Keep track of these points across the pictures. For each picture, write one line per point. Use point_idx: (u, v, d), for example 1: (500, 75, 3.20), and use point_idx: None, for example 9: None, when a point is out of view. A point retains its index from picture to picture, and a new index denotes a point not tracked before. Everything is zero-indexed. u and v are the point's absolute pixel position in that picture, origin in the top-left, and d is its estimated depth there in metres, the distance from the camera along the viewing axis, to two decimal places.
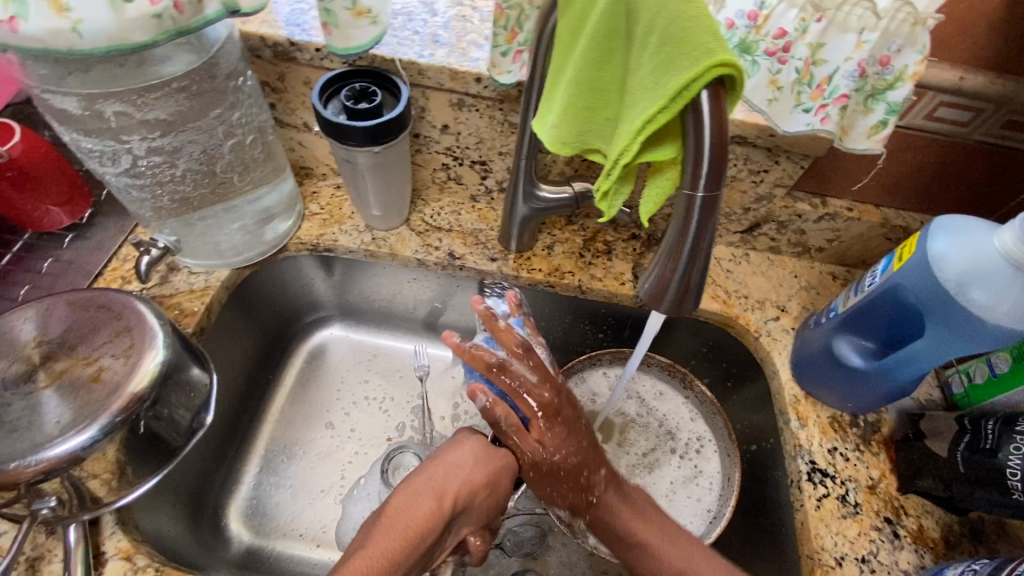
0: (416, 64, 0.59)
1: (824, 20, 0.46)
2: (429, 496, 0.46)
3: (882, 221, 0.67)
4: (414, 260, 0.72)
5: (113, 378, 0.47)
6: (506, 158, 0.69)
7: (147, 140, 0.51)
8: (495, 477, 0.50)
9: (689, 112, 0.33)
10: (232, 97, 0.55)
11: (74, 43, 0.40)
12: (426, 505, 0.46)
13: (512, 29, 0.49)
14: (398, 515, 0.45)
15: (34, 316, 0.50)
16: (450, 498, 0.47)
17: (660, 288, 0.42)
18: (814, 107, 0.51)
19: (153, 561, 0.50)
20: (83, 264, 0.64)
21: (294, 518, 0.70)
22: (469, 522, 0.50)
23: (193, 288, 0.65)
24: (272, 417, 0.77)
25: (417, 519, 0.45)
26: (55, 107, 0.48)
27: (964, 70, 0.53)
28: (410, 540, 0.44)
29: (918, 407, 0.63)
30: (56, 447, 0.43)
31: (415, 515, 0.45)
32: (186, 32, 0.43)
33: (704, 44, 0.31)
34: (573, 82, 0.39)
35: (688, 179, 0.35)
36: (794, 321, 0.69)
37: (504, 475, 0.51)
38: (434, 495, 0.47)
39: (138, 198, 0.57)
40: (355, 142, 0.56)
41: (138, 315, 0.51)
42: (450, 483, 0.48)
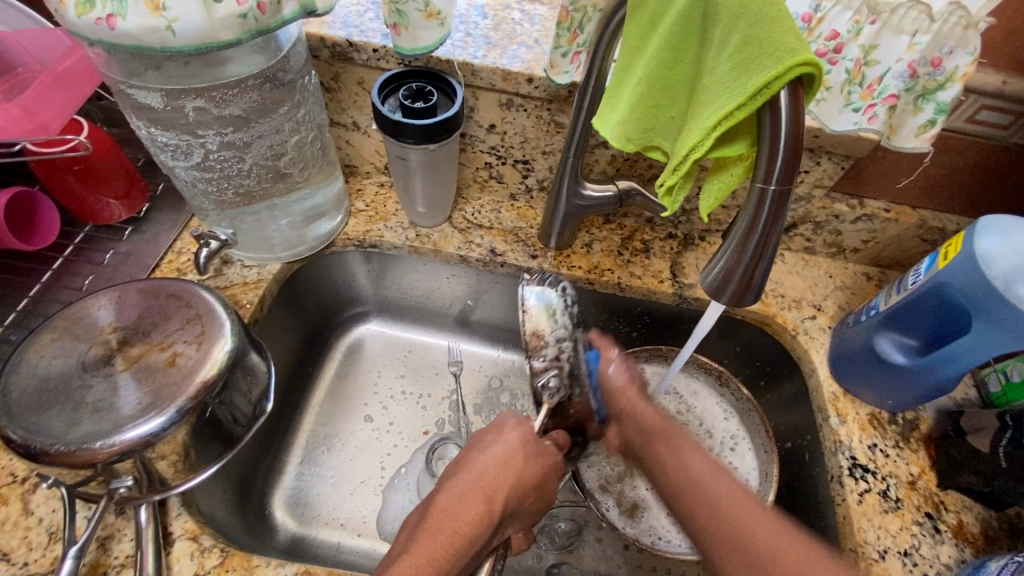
0: (470, 64, 0.61)
1: (878, 22, 0.47)
2: (479, 500, 0.46)
3: (918, 223, 0.68)
4: (456, 256, 0.74)
5: (187, 363, 0.49)
6: (550, 157, 0.71)
7: (221, 135, 0.53)
8: (540, 473, 0.50)
9: (766, 109, 0.34)
10: (298, 95, 0.58)
11: (167, 41, 0.42)
12: (478, 504, 0.46)
13: (574, 31, 0.51)
14: (446, 517, 0.45)
15: (108, 303, 0.52)
16: (500, 503, 0.46)
17: (721, 281, 0.43)
18: (863, 106, 0.52)
19: (217, 542, 0.51)
20: (141, 256, 0.66)
21: (336, 508, 0.71)
22: (514, 524, 0.50)
23: (246, 280, 0.67)
24: (314, 409, 0.78)
25: (467, 517, 0.45)
26: (135, 102, 0.50)
27: (1007, 75, 0.55)
28: (457, 544, 0.43)
29: (955, 406, 0.64)
30: (134, 429, 0.45)
31: (464, 519, 0.45)
32: (267, 31, 0.45)
33: (787, 44, 0.32)
34: (644, 80, 0.41)
35: (761, 173, 0.36)
36: (831, 320, 0.70)
37: (547, 476, 0.51)
38: (483, 499, 0.46)
39: (202, 191, 0.59)
40: (411, 139, 0.58)
41: (207, 303, 0.53)
42: (499, 486, 0.47)
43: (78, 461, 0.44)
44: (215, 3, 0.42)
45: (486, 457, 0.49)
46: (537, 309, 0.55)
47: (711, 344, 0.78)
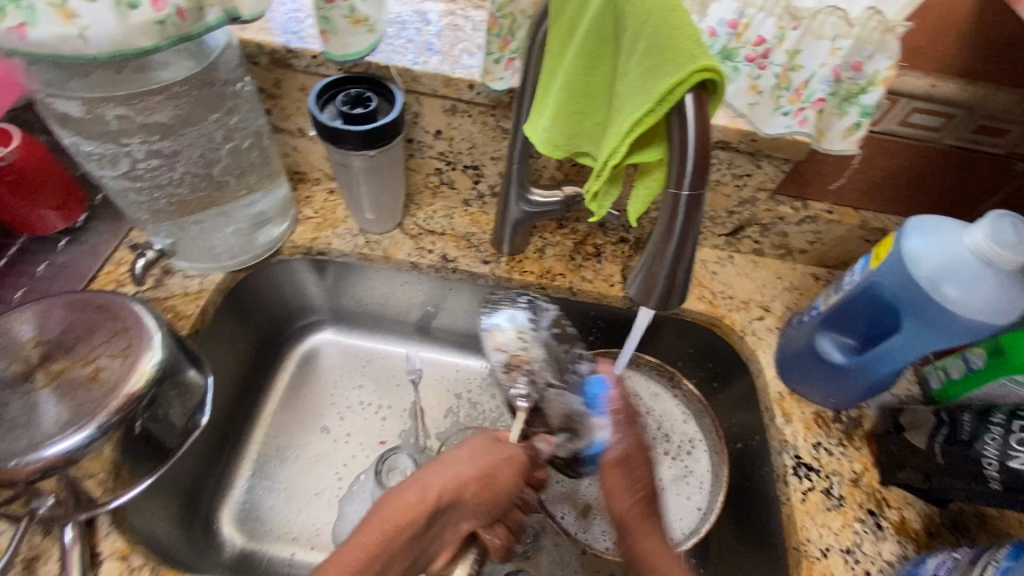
0: (410, 70, 0.61)
1: (801, 28, 0.48)
2: (414, 489, 0.45)
3: (860, 224, 0.70)
4: (407, 263, 0.73)
5: (111, 378, 0.47)
6: (498, 163, 0.71)
7: (147, 143, 0.52)
8: (491, 463, 0.48)
9: (674, 114, 0.35)
10: (231, 101, 0.57)
11: (80, 49, 0.41)
12: (413, 496, 0.45)
13: (505, 38, 0.51)
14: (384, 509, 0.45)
15: (31, 317, 0.50)
16: (435, 491, 0.45)
17: (649, 284, 0.43)
18: (792, 111, 0.53)
19: (148, 562, 0.50)
20: (77, 268, 0.64)
21: (288, 521, 0.70)
22: (468, 518, 0.47)
23: (188, 291, 0.65)
24: (266, 421, 0.77)
25: (402, 509, 0.44)
26: (56, 112, 0.49)
27: (935, 78, 0.56)
28: (387, 531, 0.43)
29: (898, 403, 0.65)
30: (53, 446, 0.44)
31: (397, 509, 0.44)
32: (189, 38, 0.45)
33: (688, 50, 0.33)
34: (565, 87, 0.41)
35: (674, 178, 0.37)
36: (779, 320, 0.71)
37: (504, 471, 0.48)
38: (419, 487, 0.45)
39: (135, 201, 0.58)
40: (351, 146, 0.58)
41: (136, 315, 0.51)
42: (437, 476, 0.46)
43: None
44: (129, 10, 0.41)
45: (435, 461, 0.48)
46: (509, 329, 0.56)
47: (665, 347, 0.79)
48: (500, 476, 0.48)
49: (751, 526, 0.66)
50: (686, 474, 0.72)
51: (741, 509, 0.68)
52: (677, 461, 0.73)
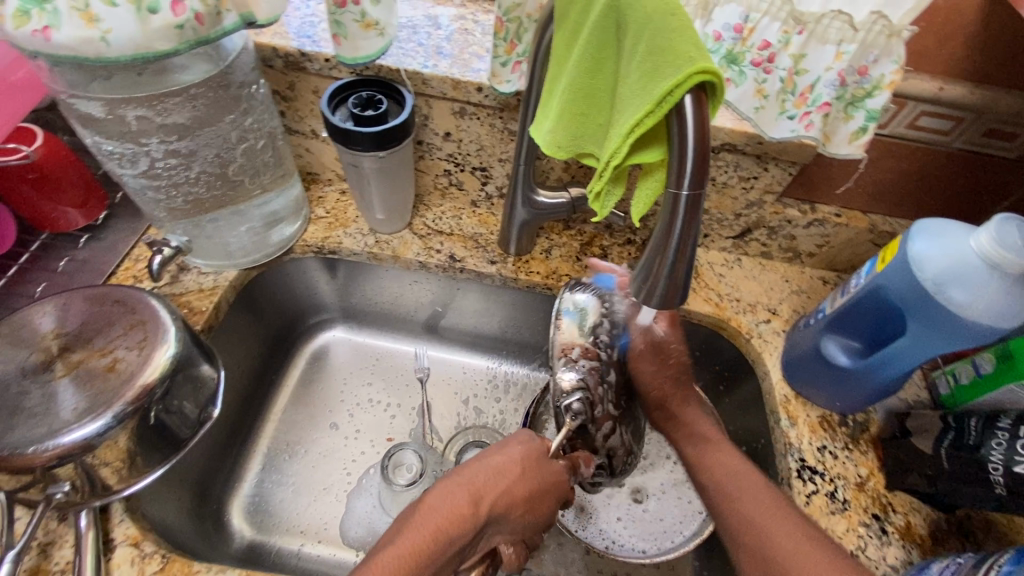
0: (420, 73, 0.62)
1: (805, 32, 0.49)
2: (466, 495, 0.48)
3: (869, 227, 0.69)
4: (415, 262, 0.75)
5: (127, 369, 0.49)
6: (506, 164, 0.72)
7: (165, 143, 0.54)
8: (539, 484, 0.51)
9: (673, 115, 0.35)
10: (246, 103, 0.58)
11: (102, 51, 0.43)
12: (463, 500, 0.47)
13: (512, 41, 0.52)
14: (434, 507, 0.47)
15: (52, 310, 0.52)
16: (486, 502, 0.48)
17: (649, 282, 0.44)
18: (798, 114, 0.53)
19: (160, 549, 0.51)
20: (96, 264, 0.66)
21: (295, 515, 0.71)
22: (503, 533, 0.50)
23: (202, 287, 0.67)
24: (276, 416, 0.78)
25: (455, 514, 0.46)
26: (79, 112, 0.51)
27: (943, 81, 0.56)
28: (439, 536, 0.45)
29: (905, 407, 0.65)
30: (71, 432, 0.45)
31: (449, 513, 0.46)
32: (206, 42, 0.47)
33: (687, 53, 0.34)
34: (568, 89, 0.42)
35: (673, 179, 0.37)
36: (785, 323, 0.71)
37: (547, 492, 0.51)
38: (470, 495, 0.48)
39: (153, 199, 0.60)
40: (362, 147, 0.59)
41: (151, 309, 0.53)
42: (488, 487, 0.49)
43: (14, 467, 0.44)
44: (150, 14, 0.42)
45: (482, 467, 0.51)
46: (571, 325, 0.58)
47: None
48: (541, 495, 0.51)
49: None
50: (686, 477, 0.71)
51: None
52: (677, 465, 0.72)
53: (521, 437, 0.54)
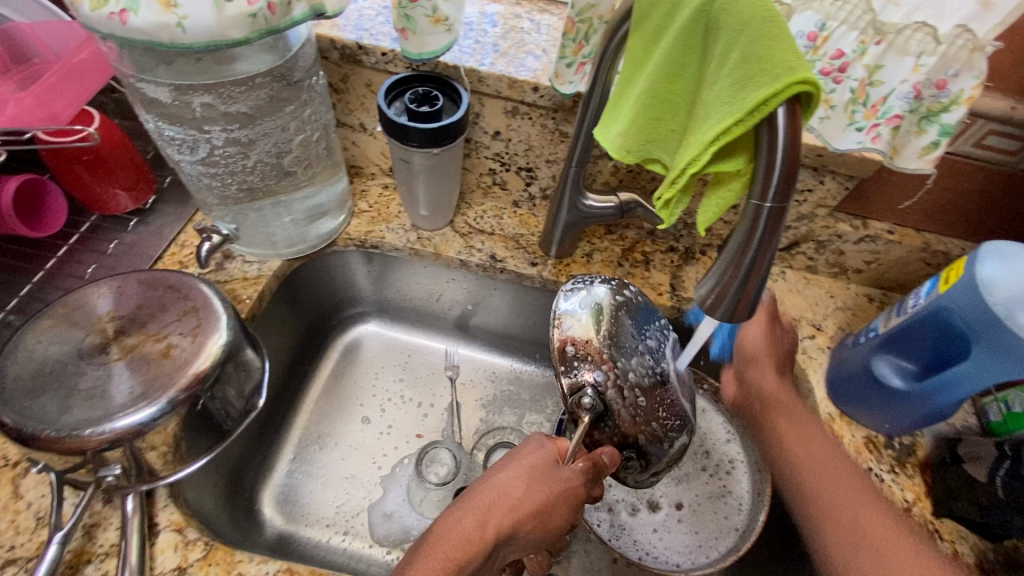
0: (477, 71, 0.62)
1: (883, 43, 0.48)
2: (474, 520, 0.44)
3: (922, 246, 0.68)
4: (456, 260, 0.74)
5: (181, 355, 0.49)
6: (553, 166, 0.71)
7: (226, 131, 0.54)
8: (551, 497, 0.46)
9: (764, 126, 0.35)
10: (305, 95, 0.59)
11: (176, 37, 0.43)
12: (473, 528, 0.44)
13: (580, 42, 0.51)
14: (442, 535, 0.44)
15: (108, 292, 0.53)
16: (494, 524, 0.44)
17: (717, 295, 0.43)
18: (866, 126, 0.52)
19: (202, 536, 0.51)
20: (144, 248, 0.67)
21: (326, 507, 0.71)
22: (516, 549, 0.47)
23: (247, 275, 0.67)
24: (308, 407, 0.78)
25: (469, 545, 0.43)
26: (144, 96, 0.51)
27: (1016, 101, 0.54)
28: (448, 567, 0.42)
29: (953, 433, 0.63)
30: (125, 418, 0.45)
31: (458, 543, 0.43)
32: (276, 31, 0.46)
33: (786, 62, 0.33)
34: (645, 93, 0.41)
35: (757, 189, 0.36)
36: (830, 340, 0.70)
37: (556, 507, 0.46)
38: (478, 519, 0.44)
39: (207, 185, 0.60)
40: (416, 143, 0.58)
41: (204, 296, 0.53)
42: (497, 507, 0.45)
43: (68, 448, 0.44)
44: (225, 2, 0.42)
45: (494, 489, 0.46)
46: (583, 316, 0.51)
47: (708, 360, 0.78)
48: (554, 512, 0.46)
49: (790, 548, 0.64)
50: (724, 493, 0.70)
51: (780, 530, 0.67)
52: (714, 480, 0.71)
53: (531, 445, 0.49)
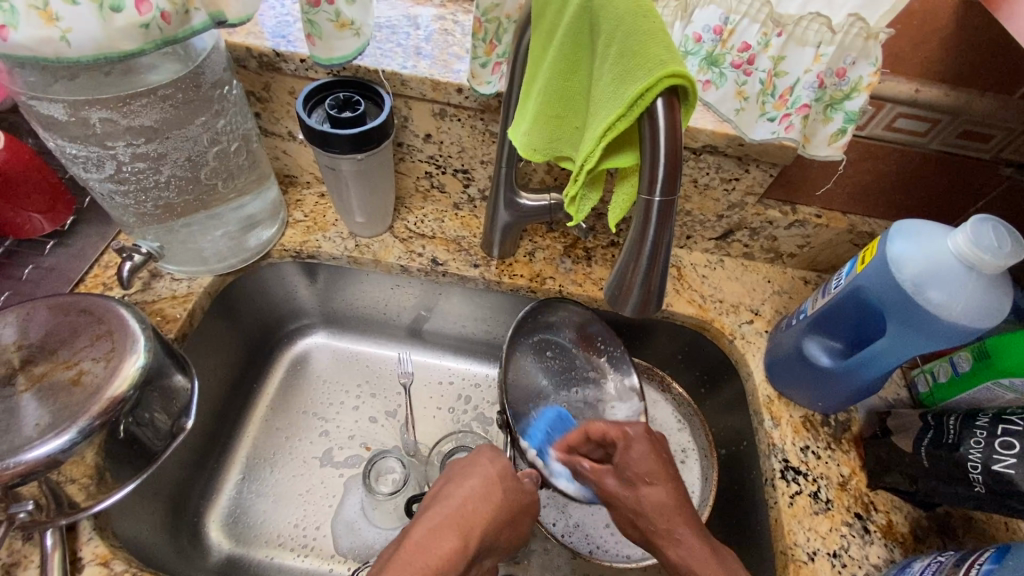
0: (399, 74, 0.61)
1: (784, 34, 0.49)
2: (454, 533, 0.43)
3: (849, 228, 0.70)
4: (397, 266, 0.73)
5: (93, 382, 0.47)
6: (487, 166, 0.71)
7: (132, 146, 0.52)
8: (513, 508, 0.49)
9: (645, 119, 0.35)
10: (218, 105, 0.57)
11: (62, 51, 0.41)
12: (450, 537, 0.43)
13: (491, 42, 0.51)
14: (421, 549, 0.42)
15: (14, 321, 0.50)
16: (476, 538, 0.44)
17: (624, 290, 0.44)
18: (778, 116, 0.54)
19: (130, 567, 0.50)
20: (64, 272, 0.64)
21: (275, 525, 0.70)
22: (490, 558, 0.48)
23: (176, 294, 0.65)
24: (255, 425, 0.76)
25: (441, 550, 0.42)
26: (40, 115, 0.49)
27: (919, 83, 0.56)
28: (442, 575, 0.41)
29: (886, 406, 0.65)
30: (35, 449, 0.44)
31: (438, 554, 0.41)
32: (174, 41, 0.45)
33: (659, 56, 0.34)
34: (544, 90, 0.41)
35: (646, 184, 0.37)
36: (768, 324, 0.71)
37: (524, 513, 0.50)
38: (458, 531, 0.44)
39: (122, 204, 0.58)
40: (339, 150, 0.57)
41: (119, 319, 0.51)
42: (474, 520, 0.45)
43: None
44: (113, 13, 0.41)
45: (456, 488, 0.48)
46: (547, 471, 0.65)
47: (656, 351, 0.79)
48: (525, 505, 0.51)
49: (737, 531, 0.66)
50: None
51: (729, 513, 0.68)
52: None
53: (486, 453, 0.51)
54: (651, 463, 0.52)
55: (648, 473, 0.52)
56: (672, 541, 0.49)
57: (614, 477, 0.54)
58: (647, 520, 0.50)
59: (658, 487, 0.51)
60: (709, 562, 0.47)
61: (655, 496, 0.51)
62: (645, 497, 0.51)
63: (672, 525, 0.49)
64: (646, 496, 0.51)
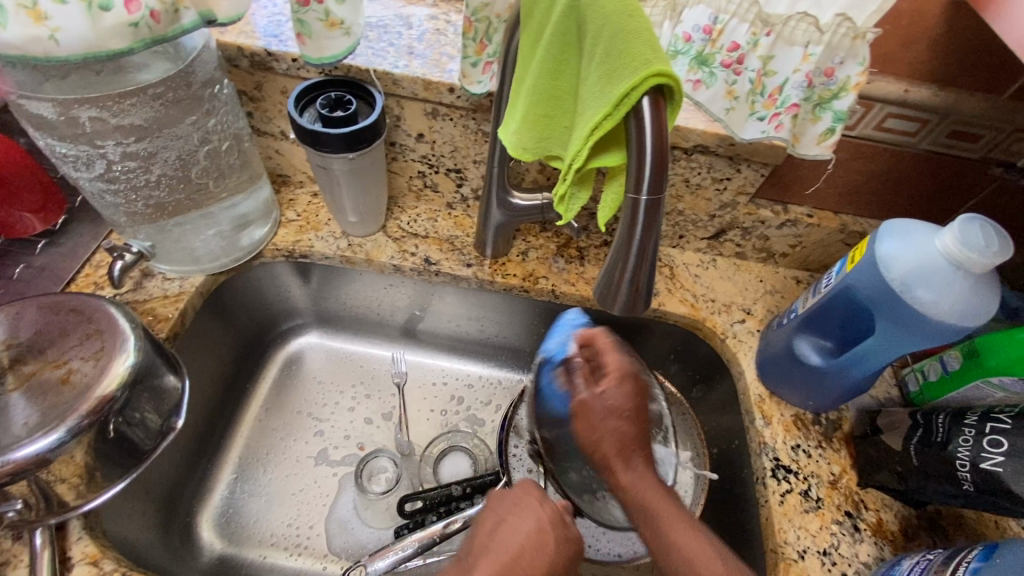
0: (391, 74, 0.61)
1: (773, 34, 0.49)
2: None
3: (840, 227, 0.70)
4: (389, 266, 0.73)
5: (82, 381, 0.47)
6: (480, 166, 0.71)
7: (122, 145, 0.52)
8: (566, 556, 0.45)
9: (632, 119, 0.35)
10: (209, 104, 0.57)
11: (51, 50, 0.41)
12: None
13: (481, 41, 0.51)
14: None
15: (3, 320, 0.50)
16: None
17: (612, 289, 0.44)
18: (768, 115, 0.54)
19: (120, 566, 0.49)
20: (55, 271, 0.64)
21: (268, 525, 0.69)
22: None
23: (167, 293, 0.65)
24: (247, 425, 0.76)
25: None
26: (29, 113, 0.49)
27: (909, 83, 0.57)
28: None
29: (876, 405, 0.66)
30: (23, 448, 0.44)
31: None
32: (163, 40, 0.45)
33: (645, 55, 0.34)
34: (532, 89, 0.41)
35: (632, 183, 0.37)
36: (759, 323, 0.71)
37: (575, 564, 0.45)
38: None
39: (112, 203, 0.58)
40: (330, 149, 0.57)
41: (109, 318, 0.51)
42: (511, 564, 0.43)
43: None
44: (101, 11, 0.41)
45: (510, 533, 0.45)
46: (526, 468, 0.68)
47: (649, 350, 0.79)
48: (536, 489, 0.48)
49: (729, 529, 0.66)
50: None
51: (720, 511, 0.68)
52: None
53: (533, 493, 0.48)
54: (626, 402, 0.50)
55: (615, 405, 0.50)
56: (626, 464, 0.49)
57: (589, 391, 0.51)
58: (593, 442, 0.50)
59: (619, 421, 0.50)
60: (690, 537, 0.45)
61: (615, 427, 0.49)
62: (615, 429, 0.49)
63: (634, 455, 0.49)
64: (614, 425, 0.49)
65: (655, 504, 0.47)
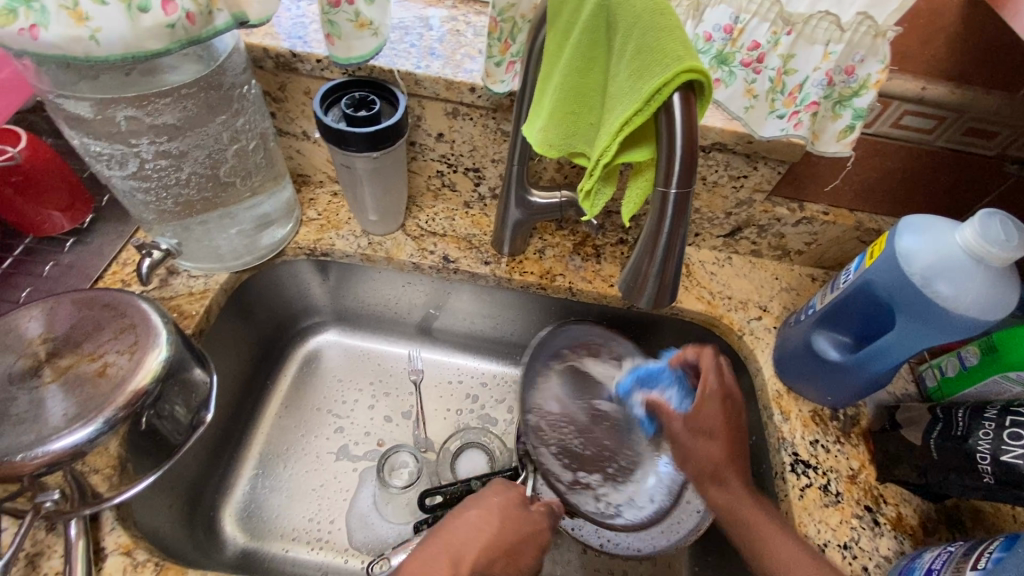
0: (413, 74, 0.62)
1: (794, 33, 0.50)
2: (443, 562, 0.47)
3: (856, 225, 0.70)
4: (409, 264, 0.74)
5: (118, 374, 0.48)
6: (499, 165, 0.72)
7: (155, 144, 0.53)
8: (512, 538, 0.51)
9: (662, 114, 0.36)
10: (237, 104, 0.58)
11: (92, 50, 0.42)
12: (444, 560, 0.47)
13: (505, 41, 0.52)
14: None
15: (39, 314, 0.51)
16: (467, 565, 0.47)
17: (639, 282, 0.45)
18: (787, 113, 0.55)
19: (152, 557, 0.50)
20: (83, 269, 0.65)
21: (290, 520, 0.70)
22: None
23: (193, 290, 0.66)
24: (267, 421, 0.77)
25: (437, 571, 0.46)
26: (66, 113, 0.50)
27: (926, 81, 0.57)
28: None
29: (894, 400, 0.66)
30: (61, 439, 0.45)
31: None
32: (198, 41, 0.46)
33: (675, 52, 0.35)
34: (560, 87, 0.42)
35: (662, 177, 0.38)
36: (776, 320, 0.72)
37: (527, 543, 0.51)
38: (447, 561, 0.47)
39: (142, 201, 0.59)
40: (355, 148, 0.58)
41: (142, 313, 0.52)
42: (466, 550, 0.48)
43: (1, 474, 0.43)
44: (141, 13, 0.42)
45: (463, 525, 0.50)
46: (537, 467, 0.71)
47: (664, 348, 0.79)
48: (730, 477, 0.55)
49: None
50: None
51: None
52: None
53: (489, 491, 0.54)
54: (718, 421, 0.55)
55: (713, 429, 0.55)
56: (718, 485, 0.55)
57: (681, 422, 0.57)
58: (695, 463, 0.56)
59: (713, 443, 0.55)
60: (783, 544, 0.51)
61: (711, 450, 0.55)
62: (703, 449, 0.56)
63: (727, 476, 0.55)
64: (705, 450, 0.55)
65: (756, 522, 0.52)
